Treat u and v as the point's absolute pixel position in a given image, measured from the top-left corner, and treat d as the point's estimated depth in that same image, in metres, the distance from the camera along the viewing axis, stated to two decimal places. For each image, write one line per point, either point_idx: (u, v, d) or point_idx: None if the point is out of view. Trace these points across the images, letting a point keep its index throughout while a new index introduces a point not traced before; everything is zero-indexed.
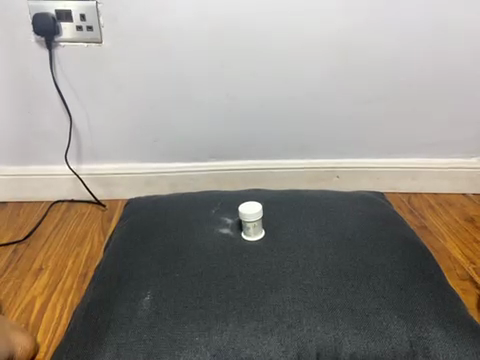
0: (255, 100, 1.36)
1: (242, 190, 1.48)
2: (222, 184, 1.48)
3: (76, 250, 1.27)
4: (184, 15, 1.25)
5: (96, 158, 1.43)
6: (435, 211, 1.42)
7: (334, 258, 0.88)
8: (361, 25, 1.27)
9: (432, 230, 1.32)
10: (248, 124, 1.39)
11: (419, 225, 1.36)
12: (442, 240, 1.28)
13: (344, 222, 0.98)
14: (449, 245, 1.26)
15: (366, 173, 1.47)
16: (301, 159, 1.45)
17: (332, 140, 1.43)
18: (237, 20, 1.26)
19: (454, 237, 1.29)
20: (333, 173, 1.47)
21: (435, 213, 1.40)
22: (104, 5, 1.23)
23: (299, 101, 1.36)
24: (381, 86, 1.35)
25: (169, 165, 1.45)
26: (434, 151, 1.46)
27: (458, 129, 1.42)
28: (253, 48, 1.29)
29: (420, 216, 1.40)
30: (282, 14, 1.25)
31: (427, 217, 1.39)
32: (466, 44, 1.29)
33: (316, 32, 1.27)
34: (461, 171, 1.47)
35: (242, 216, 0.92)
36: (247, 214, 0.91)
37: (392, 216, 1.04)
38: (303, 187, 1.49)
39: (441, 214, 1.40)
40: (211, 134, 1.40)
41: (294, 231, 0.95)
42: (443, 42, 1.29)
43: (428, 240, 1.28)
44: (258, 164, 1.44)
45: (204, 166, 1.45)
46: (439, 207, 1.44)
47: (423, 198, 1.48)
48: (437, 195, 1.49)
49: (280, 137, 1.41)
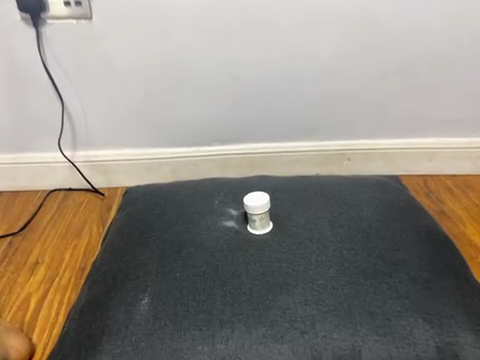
0: (259, 77, 1.26)
1: (246, 175, 1.40)
2: (227, 169, 1.39)
3: (73, 242, 1.21)
4: None
5: (91, 144, 1.35)
6: (452, 193, 1.34)
7: (351, 254, 0.80)
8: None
9: (449, 215, 1.25)
10: (251, 106, 1.30)
11: (436, 209, 1.28)
12: (460, 226, 1.21)
13: (359, 213, 0.90)
14: (468, 231, 1.19)
15: (379, 154, 1.38)
16: (310, 142, 1.36)
17: (343, 119, 1.33)
18: None
19: (473, 222, 1.22)
20: (344, 156, 1.38)
21: (453, 195, 1.33)
22: None
23: (306, 77, 1.26)
24: (394, 62, 1.25)
25: (170, 151, 1.36)
26: (452, 130, 1.36)
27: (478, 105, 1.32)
28: (255, 23, 1.19)
29: (436, 199, 1.32)
30: None
31: (443, 198, 1.32)
32: None
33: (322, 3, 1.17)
34: None
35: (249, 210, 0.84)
36: (254, 210, 0.83)
37: (412, 205, 0.96)
38: (312, 171, 1.40)
39: (459, 196, 1.32)
40: (212, 115, 1.31)
41: (304, 224, 0.87)
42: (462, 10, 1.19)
43: (447, 226, 1.21)
44: (264, 148, 1.35)
45: (207, 150, 1.36)
46: (456, 188, 1.35)
47: (440, 179, 1.39)
48: (455, 177, 1.40)
49: (287, 118, 1.32)
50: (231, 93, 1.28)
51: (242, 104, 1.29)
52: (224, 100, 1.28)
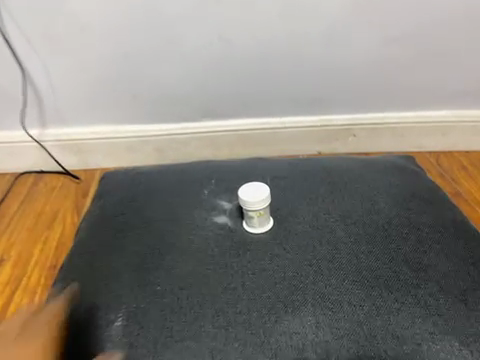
0: (252, 40, 1.08)
1: (240, 154, 1.24)
2: (218, 148, 1.23)
3: (44, 234, 1.06)
4: None
5: (62, 120, 1.18)
6: (468, 172, 1.19)
7: (369, 260, 0.66)
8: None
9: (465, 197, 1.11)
10: (244, 75, 1.13)
11: (450, 190, 1.14)
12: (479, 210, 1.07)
13: (376, 205, 0.75)
14: None
15: (388, 129, 1.23)
16: (312, 116, 1.20)
17: (349, 89, 1.17)
18: None
19: None
20: (350, 131, 1.23)
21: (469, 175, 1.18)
22: None
23: (307, 42, 1.09)
24: (410, 24, 1.07)
25: (153, 128, 1.20)
26: (472, 101, 1.20)
27: None
28: None
29: (450, 179, 1.17)
30: None
31: (460, 180, 1.17)
32: None
33: None
34: None
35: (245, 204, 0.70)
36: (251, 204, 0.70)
37: (434, 192, 0.81)
38: (314, 149, 1.25)
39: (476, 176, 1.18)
40: (199, 85, 1.14)
41: (310, 221, 0.73)
42: None
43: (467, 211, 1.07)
44: (260, 123, 1.19)
45: (194, 126, 1.19)
46: (471, 166, 1.21)
47: (454, 157, 1.25)
48: (471, 153, 1.26)
49: (285, 89, 1.15)
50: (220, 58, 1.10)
51: (233, 73, 1.12)
52: (212, 67, 1.11)
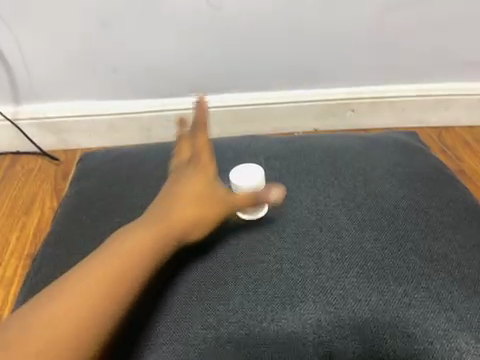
0: (243, 5, 1.01)
1: (232, 132, 1.16)
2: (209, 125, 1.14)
3: (21, 221, 0.98)
4: None
5: (36, 97, 1.09)
6: (473, 149, 1.12)
7: (374, 249, 0.60)
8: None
9: (471, 176, 1.04)
10: (236, 44, 1.05)
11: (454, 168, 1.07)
12: None
13: (381, 186, 0.69)
14: None
15: (390, 102, 1.15)
16: (309, 89, 1.12)
17: (347, 59, 1.09)
18: None
19: None
20: (349, 106, 1.15)
21: (474, 152, 1.11)
22: None
23: (303, 7, 1.02)
24: None
25: (137, 104, 1.10)
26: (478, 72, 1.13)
27: None
28: None
29: (454, 157, 1.11)
30: None
31: (462, 156, 1.10)
32: None
33: None
34: None
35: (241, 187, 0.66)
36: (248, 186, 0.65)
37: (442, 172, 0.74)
38: (311, 126, 1.17)
39: None
40: (185, 55, 1.05)
41: (310, 206, 0.66)
42: None
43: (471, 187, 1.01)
44: (253, 97, 1.11)
45: (173, 102, 1.10)
46: (473, 140, 1.15)
47: (458, 132, 1.17)
48: (476, 129, 1.18)
49: (279, 60, 1.07)
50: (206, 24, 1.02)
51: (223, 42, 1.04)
52: (199, 35, 1.03)
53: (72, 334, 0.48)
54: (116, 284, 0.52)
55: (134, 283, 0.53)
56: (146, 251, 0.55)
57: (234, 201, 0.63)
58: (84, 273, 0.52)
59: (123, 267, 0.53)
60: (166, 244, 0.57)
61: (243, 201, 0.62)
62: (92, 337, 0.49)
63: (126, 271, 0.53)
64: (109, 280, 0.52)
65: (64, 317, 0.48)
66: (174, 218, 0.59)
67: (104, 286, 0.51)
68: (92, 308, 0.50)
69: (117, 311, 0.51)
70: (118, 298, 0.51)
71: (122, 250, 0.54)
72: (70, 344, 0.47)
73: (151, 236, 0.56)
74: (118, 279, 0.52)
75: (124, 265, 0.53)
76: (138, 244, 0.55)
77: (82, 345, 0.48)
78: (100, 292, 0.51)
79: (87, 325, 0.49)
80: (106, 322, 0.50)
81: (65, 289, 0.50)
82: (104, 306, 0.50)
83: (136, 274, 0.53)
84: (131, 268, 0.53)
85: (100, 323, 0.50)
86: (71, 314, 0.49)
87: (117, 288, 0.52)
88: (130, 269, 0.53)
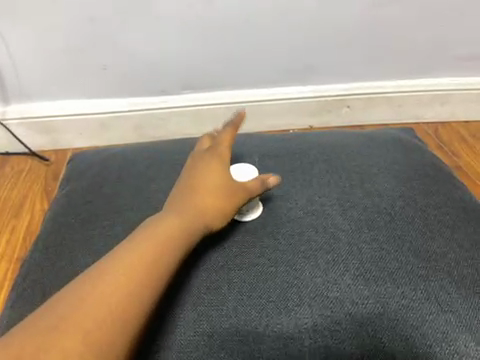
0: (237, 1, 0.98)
1: None
2: (203, 123, 1.13)
3: (11, 223, 0.96)
4: None
5: (26, 97, 1.07)
6: (470, 145, 1.11)
7: (371, 250, 0.58)
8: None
9: (466, 171, 1.03)
10: (229, 42, 1.03)
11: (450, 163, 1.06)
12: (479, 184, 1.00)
13: (376, 185, 0.67)
14: None
15: (385, 98, 1.13)
16: (304, 86, 1.10)
17: (343, 55, 1.07)
18: None
19: None
20: (344, 102, 1.13)
21: (471, 147, 1.10)
22: None
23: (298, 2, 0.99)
24: None
25: (130, 102, 1.08)
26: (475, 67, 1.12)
27: None
28: None
29: (449, 152, 1.09)
30: None
31: (460, 153, 1.09)
32: None
33: None
34: None
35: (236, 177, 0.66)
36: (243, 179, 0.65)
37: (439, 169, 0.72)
38: (306, 122, 1.15)
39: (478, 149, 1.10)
40: (177, 52, 1.03)
41: (305, 206, 0.65)
42: None
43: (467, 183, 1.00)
44: (247, 95, 1.09)
45: (173, 99, 1.09)
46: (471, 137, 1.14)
47: (454, 128, 1.16)
48: (472, 124, 1.18)
49: (274, 56, 1.06)
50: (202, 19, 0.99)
51: (217, 38, 1.02)
52: (192, 32, 1.01)
53: (115, 313, 0.41)
54: (152, 266, 0.46)
55: (170, 266, 0.48)
56: (175, 235, 0.51)
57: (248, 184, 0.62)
58: (119, 257, 0.46)
59: (157, 250, 0.48)
60: (191, 230, 0.53)
61: (254, 185, 0.62)
62: (134, 319, 0.42)
63: (161, 253, 0.48)
64: (145, 263, 0.46)
65: (105, 298, 0.42)
66: (197, 205, 0.56)
67: (141, 268, 0.45)
68: (134, 289, 0.43)
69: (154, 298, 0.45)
70: (156, 282, 0.46)
71: (152, 234, 0.49)
72: (114, 324, 0.41)
73: (178, 222, 0.52)
74: (154, 260, 0.47)
75: (157, 249, 0.48)
76: (168, 233, 0.50)
77: (126, 326, 0.42)
78: (139, 274, 0.45)
79: (128, 306, 0.42)
80: (148, 305, 0.44)
81: (102, 274, 0.44)
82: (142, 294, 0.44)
83: (170, 259, 0.48)
84: (164, 251, 0.48)
85: (143, 304, 0.44)
86: (112, 295, 0.42)
87: (153, 271, 0.46)
88: (163, 252, 0.48)
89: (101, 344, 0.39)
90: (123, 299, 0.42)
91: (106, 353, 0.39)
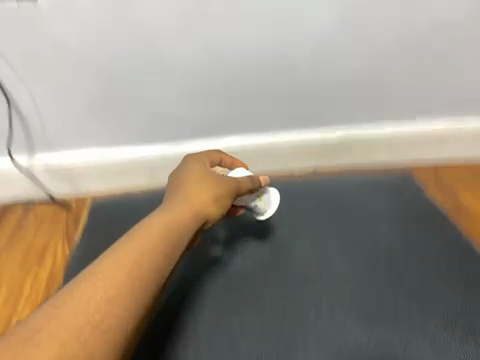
0: (246, 55, 1.05)
1: None
2: None
3: (34, 269, 1.00)
4: None
5: (49, 146, 1.14)
6: (470, 185, 1.18)
7: (353, 316, 0.82)
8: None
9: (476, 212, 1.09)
10: (241, 92, 1.11)
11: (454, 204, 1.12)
12: None
13: (354, 285, 0.88)
14: None
15: (384, 139, 1.21)
16: (308, 129, 1.18)
17: (349, 100, 1.14)
18: None
19: None
20: (346, 144, 1.21)
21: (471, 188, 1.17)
22: None
23: (303, 54, 1.06)
24: (410, 32, 1.05)
25: (143, 149, 1.17)
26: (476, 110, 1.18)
27: None
28: None
29: (451, 194, 1.16)
30: None
31: (462, 194, 1.15)
32: None
33: None
34: None
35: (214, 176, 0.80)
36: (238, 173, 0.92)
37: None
38: (307, 164, 1.24)
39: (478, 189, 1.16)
40: (191, 104, 1.11)
41: (303, 329, 0.80)
42: None
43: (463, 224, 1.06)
44: (253, 140, 1.18)
45: (188, 144, 1.17)
46: (471, 178, 1.20)
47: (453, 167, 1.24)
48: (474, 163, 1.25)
49: (282, 103, 1.14)
50: (216, 74, 1.07)
51: (229, 89, 1.10)
52: (205, 84, 1.08)
53: (94, 324, 0.48)
54: (148, 257, 0.57)
55: (153, 274, 0.56)
56: (154, 243, 0.59)
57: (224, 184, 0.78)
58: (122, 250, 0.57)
59: (149, 246, 0.59)
60: (170, 237, 0.63)
61: (226, 189, 0.77)
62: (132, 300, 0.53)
63: (157, 247, 0.59)
64: (144, 257, 0.57)
65: (111, 281, 0.53)
66: (175, 214, 0.67)
67: (124, 277, 0.54)
68: (117, 301, 0.51)
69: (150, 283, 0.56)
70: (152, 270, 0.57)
71: (130, 246, 0.58)
72: (115, 304, 0.51)
73: (156, 230, 0.62)
74: (151, 254, 0.58)
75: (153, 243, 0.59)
76: (160, 227, 0.63)
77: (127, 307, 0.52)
78: (122, 283, 0.53)
79: (105, 318, 0.49)
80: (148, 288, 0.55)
81: (110, 264, 0.55)
82: (141, 280, 0.55)
83: (163, 250, 0.60)
84: (144, 262, 0.57)
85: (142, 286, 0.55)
86: (117, 279, 0.53)
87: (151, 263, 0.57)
88: (142, 261, 0.56)
89: (104, 322, 0.49)
90: (111, 299, 0.51)
91: (106, 331, 0.49)
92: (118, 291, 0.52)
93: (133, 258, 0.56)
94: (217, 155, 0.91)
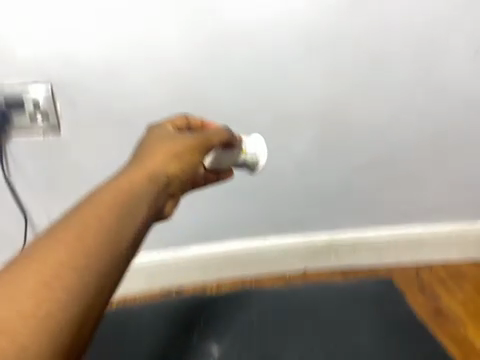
0: (242, 179, 1.34)
1: (237, 273, 1.50)
2: (221, 268, 1.48)
3: None
4: (160, 100, 1.21)
5: None
6: (445, 284, 1.50)
7: None
8: (341, 93, 1.26)
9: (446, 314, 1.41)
10: (240, 208, 1.39)
11: (432, 307, 1.44)
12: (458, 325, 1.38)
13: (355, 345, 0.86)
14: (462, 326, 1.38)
15: (363, 245, 1.50)
16: (293, 234, 1.47)
17: (330, 211, 1.44)
18: (222, 100, 1.22)
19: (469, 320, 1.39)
20: (333, 249, 1.50)
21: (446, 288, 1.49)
22: (62, 95, 1.17)
23: (286, 177, 1.36)
24: (373, 161, 1.38)
25: (153, 254, 1.42)
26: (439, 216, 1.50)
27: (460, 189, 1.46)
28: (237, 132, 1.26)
29: (431, 295, 1.47)
30: (264, 96, 1.23)
31: (441, 297, 1.46)
32: (463, 106, 1.32)
33: (297, 110, 1.26)
34: (471, 233, 1.51)
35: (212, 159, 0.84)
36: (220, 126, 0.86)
37: (400, 328, 0.91)
38: (304, 264, 1.52)
39: (452, 289, 1.49)
40: (195, 218, 1.38)
41: None
42: (434, 108, 1.32)
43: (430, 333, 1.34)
44: (249, 247, 1.45)
45: (199, 249, 1.43)
46: (438, 284, 1.50)
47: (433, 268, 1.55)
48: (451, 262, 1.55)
49: (274, 215, 1.42)
50: (218, 195, 1.36)
51: (232, 205, 1.38)
52: (209, 201, 1.36)
53: (27, 315, 0.39)
54: (100, 240, 0.45)
55: (119, 222, 0.48)
56: (137, 181, 0.54)
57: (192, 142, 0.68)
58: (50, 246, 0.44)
59: (104, 211, 0.48)
60: (153, 177, 0.57)
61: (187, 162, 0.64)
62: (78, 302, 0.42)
63: (101, 232, 0.46)
64: (81, 245, 0.44)
65: (40, 281, 0.41)
66: (145, 169, 0.58)
67: (73, 242, 0.44)
68: (61, 272, 0.42)
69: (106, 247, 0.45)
70: (104, 245, 0.45)
71: (62, 236, 0.44)
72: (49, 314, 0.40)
73: (138, 172, 0.56)
74: (104, 239, 0.46)
75: (100, 214, 0.47)
76: (122, 185, 0.52)
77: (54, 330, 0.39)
78: (67, 252, 0.43)
79: (40, 304, 0.40)
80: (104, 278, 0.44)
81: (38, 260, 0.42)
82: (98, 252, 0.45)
83: (136, 213, 0.50)
84: (91, 239, 0.45)
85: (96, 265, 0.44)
86: (58, 260, 0.43)
87: (109, 242, 0.46)
88: (82, 245, 0.44)
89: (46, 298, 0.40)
90: (35, 302, 0.40)
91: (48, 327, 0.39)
92: (47, 287, 0.41)
93: (65, 256, 0.43)
94: (183, 119, 0.83)
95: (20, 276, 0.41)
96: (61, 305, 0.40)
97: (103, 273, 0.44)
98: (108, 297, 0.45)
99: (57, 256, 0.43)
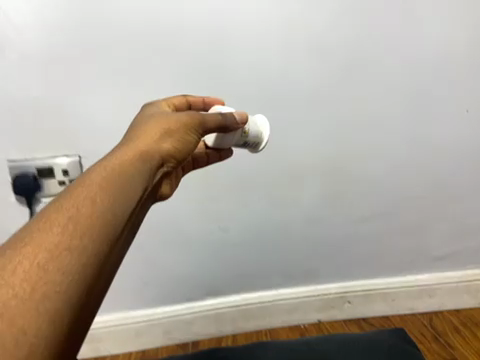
0: (254, 232, 1.44)
1: (251, 326, 1.53)
2: (235, 321, 1.51)
3: None
4: None
5: None
6: (459, 332, 1.49)
7: None
8: (346, 149, 1.40)
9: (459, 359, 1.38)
10: (253, 260, 1.47)
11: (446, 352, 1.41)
12: None
13: None
14: None
15: (373, 294, 1.55)
16: (305, 285, 1.53)
17: (340, 261, 1.52)
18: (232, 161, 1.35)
19: None
20: (344, 298, 1.54)
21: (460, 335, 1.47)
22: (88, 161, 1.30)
23: (295, 229, 1.45)
24: (377, 211, 1.48)
25: (168, 308, 1.47)
26: (445, 264, 1.57)
27: (462, 236, 1.54)
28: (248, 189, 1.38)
29: (444, 341, 1.45)
30: (271, 156, 1.36)
31: (454, 344, 1.44)
32: (454, 158, 1.46)
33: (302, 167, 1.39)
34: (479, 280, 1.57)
35: (215, 137, 0.85)
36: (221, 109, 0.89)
37: (410, 353, 0.97)
38: (317, 315, 1.55)
39: (466, 336, 1.47)
40: (211, 270, 1.46)
41: None
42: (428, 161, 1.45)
43: None
44: (262, 297, 1.51)
45: (216, 300, 1.49)
46: (452, 331, 1.49)
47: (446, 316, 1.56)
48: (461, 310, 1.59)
49: (286, 266, 1.50)
50: (232, 248, 1.44)
51: (245, 258, 1.46)
52: (224, 255, 1.45)
53: (25, 295, 0.40)
54: (94, 215, 0.48)
55: (112, 201, 0.51)
56: (127, 165, 0.57)
57: (178, 133, 0.71)
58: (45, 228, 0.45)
59: (96, 189, 0.51)
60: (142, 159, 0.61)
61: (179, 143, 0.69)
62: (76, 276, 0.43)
63: (95, 207, 0.49)
64: (79, 224, 0.46)
65: (37, 260, 0.42)
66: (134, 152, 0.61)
67: (70, 222, 0.46)
68: (61, 250, 0.44)
69: (103, 221, 0.48)
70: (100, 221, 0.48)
71: (55, 214, 0.47)
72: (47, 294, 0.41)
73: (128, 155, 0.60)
74: (97, 214, 0.48)
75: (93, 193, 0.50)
76: (110, 167, 0.55)
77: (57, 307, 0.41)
78: (65, 231, 0.45)
79: (38, 284, 0.41)
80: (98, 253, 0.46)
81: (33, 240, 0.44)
82: (92, 229, 0.47)
83: (126, 189, 0.54)
84: (89, 217, 0.48)
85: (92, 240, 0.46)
86: (54, 239, 0.44)
87: (104, 220, 0.49)
88: (79, 222, 0.46)
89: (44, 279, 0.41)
90: (35, 282, 0.41)
91: (50, 305, 0.41)
92: (45, 267, 0.42)
93: (60, 235, 0.45)
94: (182, 100, 0.92)
95: (16, 258, 0.42)
96: (57, 284, 0.42)
97: (98, 253, 0.46)
98: (103, 274, 0.47)
99: (52, 238, 0.44)
